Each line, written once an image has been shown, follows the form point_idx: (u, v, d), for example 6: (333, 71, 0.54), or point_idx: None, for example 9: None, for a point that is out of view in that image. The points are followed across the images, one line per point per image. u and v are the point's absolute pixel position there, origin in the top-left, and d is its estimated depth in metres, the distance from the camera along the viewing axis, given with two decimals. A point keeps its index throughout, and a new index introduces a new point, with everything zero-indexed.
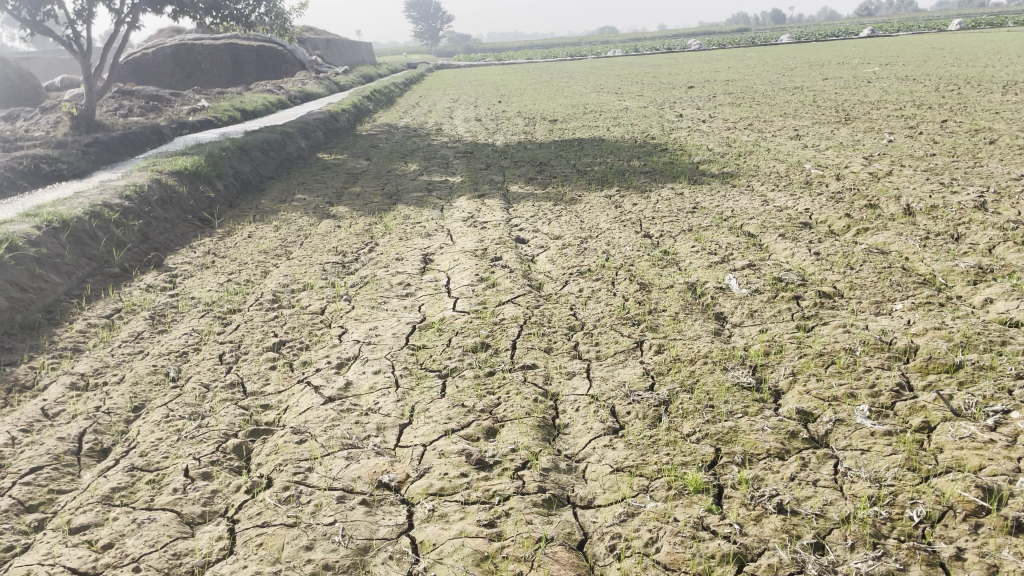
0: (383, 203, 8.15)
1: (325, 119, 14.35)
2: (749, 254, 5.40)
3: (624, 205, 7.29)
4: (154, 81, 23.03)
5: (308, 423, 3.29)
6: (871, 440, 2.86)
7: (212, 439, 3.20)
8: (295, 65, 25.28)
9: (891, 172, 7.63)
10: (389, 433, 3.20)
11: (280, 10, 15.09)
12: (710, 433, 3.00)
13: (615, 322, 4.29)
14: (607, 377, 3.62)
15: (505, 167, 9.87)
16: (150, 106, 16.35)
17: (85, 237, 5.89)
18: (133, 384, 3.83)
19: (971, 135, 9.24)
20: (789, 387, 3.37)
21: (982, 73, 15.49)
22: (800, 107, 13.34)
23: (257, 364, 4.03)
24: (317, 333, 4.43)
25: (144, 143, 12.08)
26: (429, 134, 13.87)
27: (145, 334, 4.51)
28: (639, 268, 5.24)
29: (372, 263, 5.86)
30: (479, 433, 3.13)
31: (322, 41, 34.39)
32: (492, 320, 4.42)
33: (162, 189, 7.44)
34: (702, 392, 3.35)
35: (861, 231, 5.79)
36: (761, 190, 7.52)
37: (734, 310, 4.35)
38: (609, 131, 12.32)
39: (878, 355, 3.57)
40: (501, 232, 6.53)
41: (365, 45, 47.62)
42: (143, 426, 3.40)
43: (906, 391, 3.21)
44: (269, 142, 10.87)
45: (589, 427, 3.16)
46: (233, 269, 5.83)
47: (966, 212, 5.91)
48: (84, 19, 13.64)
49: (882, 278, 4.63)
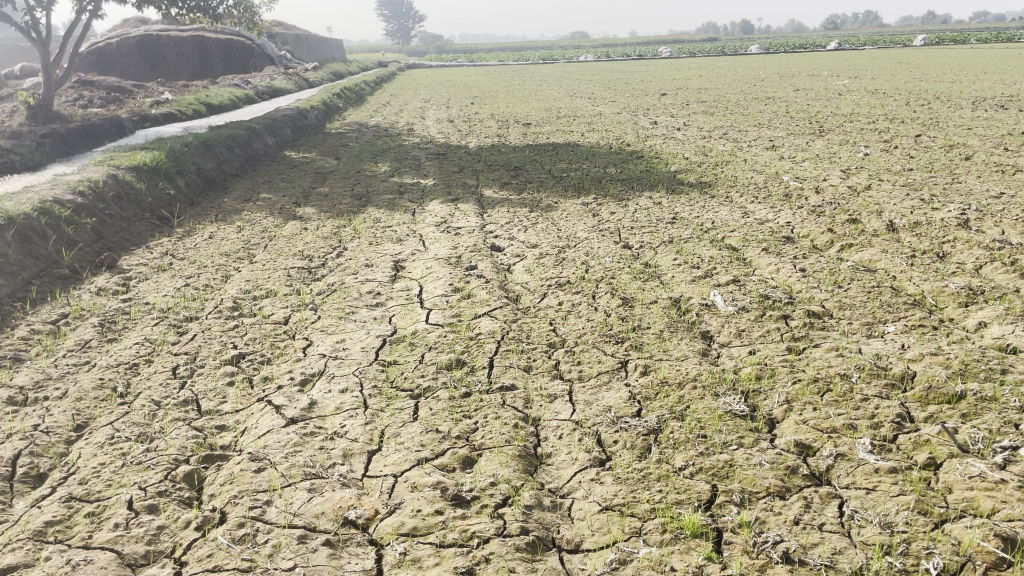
0: (352, 205, 7.86)
1: (293, 116, 13.97)
2: (733, 268, 5.23)
3: (602, 214, 7.11)
4: (116, 72, 22.42)
5: (268, 448, 3.02)
6: (876, 479, 2.68)
7: (160, 465, 2.91)
8: (264, 60, 24.62)
9: (869, 186, 7.54)
10: (356, 461, 2.94)
11: (249, 4, 14.66)
12: (705, 468, 2.79)
13: (597, 339, 4.08)
14: (591, 401, 3.40)
15: (479, 171, 9.62)
16: (110, 98, 15.80)
17: (32, 235, 5.51)
18: (76, 400, 3.52)
19: (946, 150, 9.20)
20: (784, 415, 3.18)
21: (951, 88, 15.63)
22: (773, 118, 13.27)
23: (213, 379, 3.73)
24: (280, 345, 4.15)
25: (103, 135, 11.63)
26: (400, 133, 13.57)
27: (93, 343, 4.19)
28: (621, 281, 5.04)
29: (340, 269, 5.58)
30: (456, 462, 2.89)
31: (291, 36, 33.79)
32: (468, 335, 4.17)
33: (119, 185, 7.07)
34: (693, 420, 3.15)
35: (845, 247, 5.65)
36: (739, 201, 7.37)
37: (721, 330, 4.15)
38: (583, 137, 12.15)
39: (875, 383, 3.40)
40: (476, 239, 6.29)
41: (335, 42, 47.18)
42: (84, 448, 3.09)
43: (908, 423, 3.04)
44: (234, 138, 10.50)
45: (574, 457, 2.94)
46: (192, 273, 5.52)
47: (950, 230, 5.79)
48: (43, 6, 13.14)
49: (872, 298, 4.47)
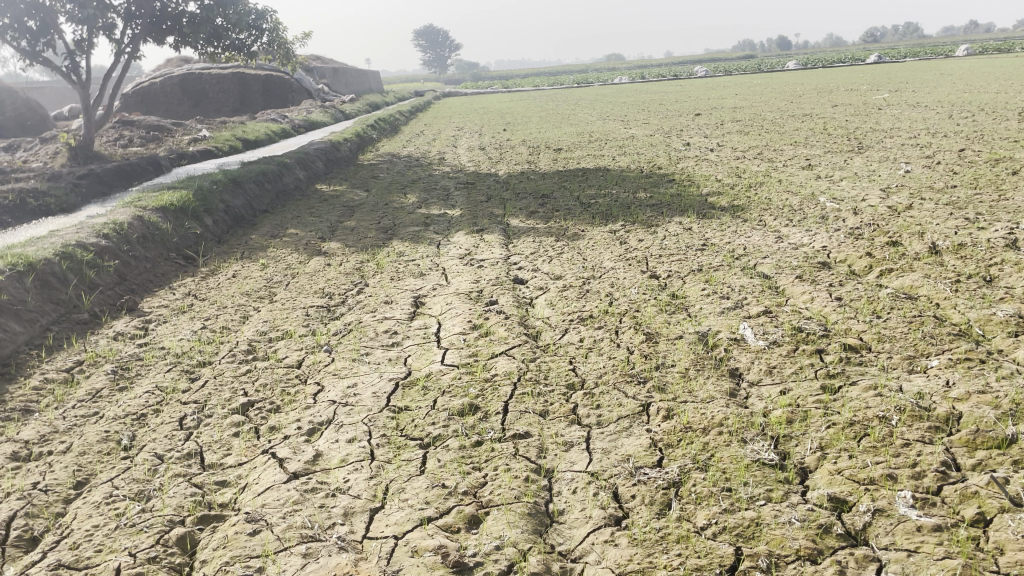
0: (378, 239, 7.79)
1: (326, 149, 14.04)
2: (765, 298, 5.00)
3: (629, 241, 6.92)
4: (160, 110, 22.91)
5: (266, 508, 2.89)
6: (919, 539, 2.44)
7: (154, 529, 2.80)
8: (302, 94, 25.31)
9: (911, 205, 7.23)
10: (357, 521, 2.79)
11: (283, 40, 14.67)
12: (729, 526, 2.58)
13: (618, 379, 3.88)
14: (609, 450, 3.20)
15: (507, 200, 9.49)
16: (150, 137, 16.10)
17: (52, 280, 5.51)
18: (79, 455, 3.43)
19: (991, 165, 8.83)
20: (817, 464, 2.95)
21: (996, 99, 15.15)
22: (810, 135, 12.95)
23: (219, 430, 3.61)
24: (290, 392, 4.02)
25: (139, 175, 11.79)
26: (431, 163, 13.56)
27: (104, 392, 4.12)
28: (646, 314, 4.84)
29: (359, 306, 5.48)
30: (461, 522, 2.73)
31: (328, 70, 34.33)
32: (484, 377, 4.00)
33: (145, 227, 7.09)
34: (718, 471, 2.93)
35: (884, 272, 5.37)
36: (773, 225, 7.12)
37: (751, 367, 3.92)
38: (614, 161, 11.97)
39: (917, 426, 3.14)
40: (499, 272, 6.14)
41: (372, 73, 47.94)
42: (80, 508, 2.99)
43: (953, 473, 2.79)
44: (265, 174, 10.56)
45: (588, 515, 2.75)
46: (210, 314, 5.45)
47: (998, 251, 5.48)
48: (83, 50, 13.45)
49: (914, 329, 4.20)
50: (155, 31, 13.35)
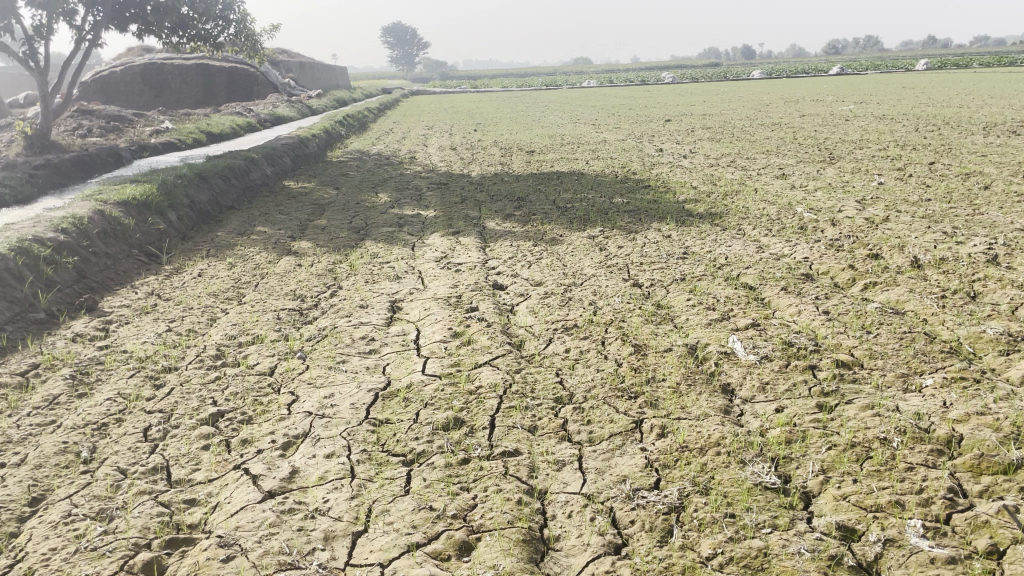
0: (350, 239, 7.56)
1: (294, 144, 13.73)
2: (751, 310, 4.91)
3: (609, 248, 6.80)
4: (120, 100, 22.29)
5: (240, 530, 2.70)
6: (933, 572, 2.34)
7: (118, 553, 2.60)
8: (268, 87, 24.81)
9: (888, 217, 7.23)
10: (339, 546, 2.61)
11: (251, 31, 14.30)
12: (736, 557, 2.46)
13: (608, 394, 3.73)
14: (603, 470, 3.06)
15: (481, 202, 9.30)
16: (110, 127, 15.59)
17: (6, 277, 5.20)
18: (35, 468, 3.18)
19: (962, 179, 8.89)
20: (821, 489, 2.84)
21: (960, 113, 15.36)
22: (781, 144, 12.99)
23: (187, 443, 3.39)
24: (263, 402, 3.81)
25: (98, 166, 11.37)
26: (402, 162, 13.32)
27: (61, 399, 3.86)
28: (632, 324, 4.72)
29: (333, 310, 5.26)
30: (451, 549, 2.57)
31: (294, 64, 33.72)
32: (468, 389, 3.83)
33: (106, 222, 6.78)
34: (719, 495, 2.80)
35: (868, 285, 5.32)
36: (753, 234, 7.06)
37: (743, 383, 3.81)
38: (588, 165, 11.85)
39: (920, 449, 3.04)
40: (477, 276, 5.97)
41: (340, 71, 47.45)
42: (35, 529, 2.76)
43: (961, 500, 2.69)
44: (231, 168, 10.25)
45: (586, 543, 2.61)
46: (175, 315, 5.20)
47: (979, 266, 5.46)
48: (42, 35, 12.95)
49: (905, 346, 4.13)
50: (117, 17, 12.91)
